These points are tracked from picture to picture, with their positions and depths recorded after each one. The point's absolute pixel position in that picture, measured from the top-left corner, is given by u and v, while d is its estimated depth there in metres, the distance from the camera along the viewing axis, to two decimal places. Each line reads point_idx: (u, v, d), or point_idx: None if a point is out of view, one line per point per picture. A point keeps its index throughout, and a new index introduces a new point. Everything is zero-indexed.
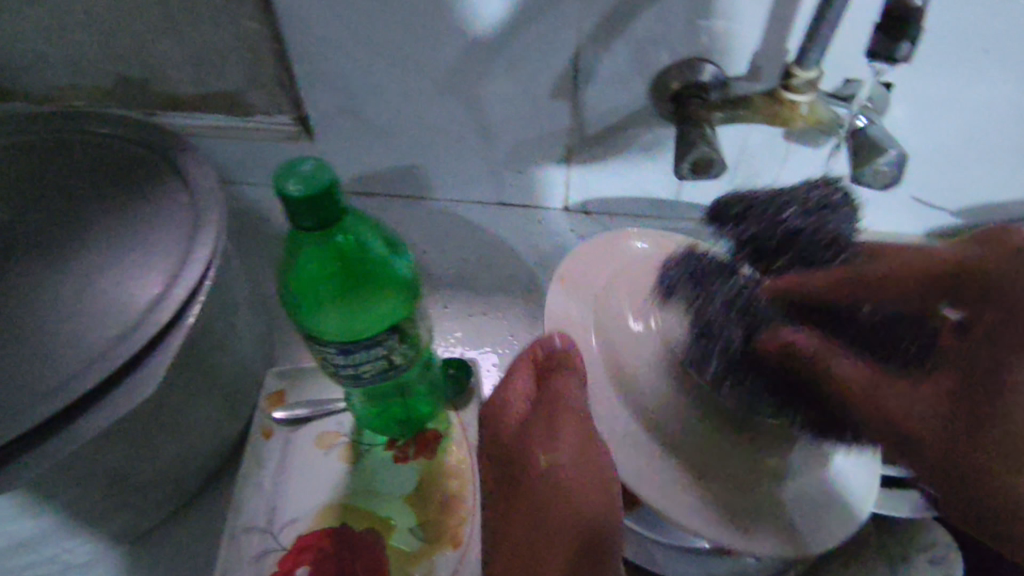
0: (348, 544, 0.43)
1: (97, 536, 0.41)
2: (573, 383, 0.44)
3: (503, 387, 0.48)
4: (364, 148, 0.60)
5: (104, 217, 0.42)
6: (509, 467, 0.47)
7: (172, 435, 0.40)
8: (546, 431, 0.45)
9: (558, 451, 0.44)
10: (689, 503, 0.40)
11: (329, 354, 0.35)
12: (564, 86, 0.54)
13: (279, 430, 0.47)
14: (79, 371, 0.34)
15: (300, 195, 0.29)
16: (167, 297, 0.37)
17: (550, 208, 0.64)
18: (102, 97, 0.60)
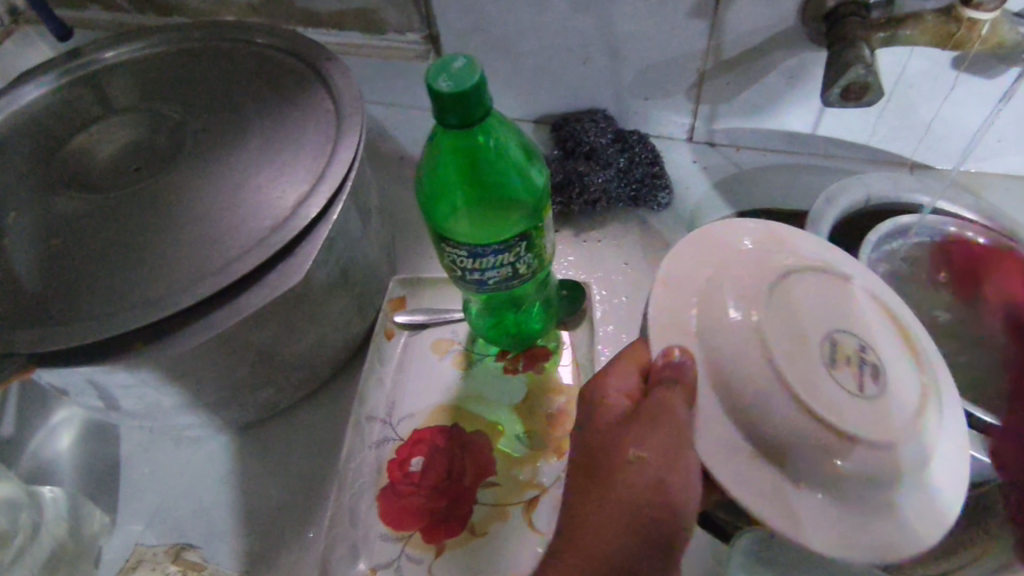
0: (458, 441, 0.45)
1: (244, 407, 0.46)
2: (677, 400, 0.33)
3: (596, 381, 0.38)
4: (490, 68, 0.60)
5: (258, 119, 0.45)
6: (587, 462, 0.36)
7: (310, 324, 0.43)
8: (643, 428, 0.34)
9: (644, 452, 0.33)
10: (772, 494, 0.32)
11: (459, 258, 0.37)
12: (704, 4, 0.50)
13: (400, 333, 0.50)
14: (239, 256, 0.38)
15: (450, 91, 0.30)
16: (315, 194, 0.39)
17: (674, 138, 0.62)
18: (250, 12, 0.64)
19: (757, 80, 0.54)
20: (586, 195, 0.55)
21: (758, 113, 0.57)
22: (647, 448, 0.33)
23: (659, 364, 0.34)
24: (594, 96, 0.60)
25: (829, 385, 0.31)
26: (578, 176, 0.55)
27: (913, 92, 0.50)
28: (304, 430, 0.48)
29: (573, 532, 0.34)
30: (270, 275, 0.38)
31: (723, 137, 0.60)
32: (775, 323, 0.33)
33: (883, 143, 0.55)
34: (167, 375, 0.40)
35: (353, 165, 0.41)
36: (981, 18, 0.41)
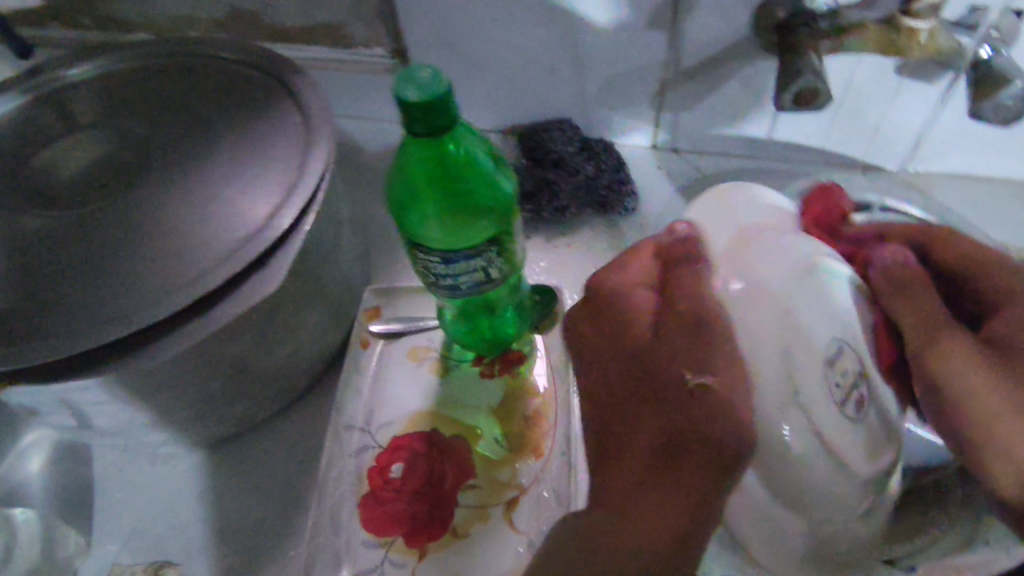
0: (437, 446, 0.46)
1: (219, 420, 0.46)
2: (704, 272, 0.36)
3: (617, 268, 0.38)
4: (457, 80, 0.62)
5: (228, 133, 0.46)
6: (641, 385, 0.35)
7: (285, 335, 0.44)
8: (689, 337, 0.34)
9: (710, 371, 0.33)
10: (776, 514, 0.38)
11: (432, 263, 0.38)
12: (661, 16, 0.53)
13: (375, 342, 0.51)
14: (212, 268, 0.38)
15: (417, 100, 0.31)
16: (287, 205, 0.40)
17: (638, 145, 0.64)
18: (216, 27, 0.64)
19: (714, 89, 0.57)
20: (554, 201, 0.57)
21: (717, 120, 0.59)
22: (708, 372, 0.33)
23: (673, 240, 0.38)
24: (559, 105, 0.62)
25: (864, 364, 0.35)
26: (545, 184, 0.57)
27: (860, 96, 0.53)
28: (281, 441, 0.49)
29: (620, 473, 0.33)
30: (245, 285, 0.38)
31: (685, 143, 0.63)
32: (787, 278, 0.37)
33: (834, 146, 0.58)
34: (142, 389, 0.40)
35: (325, 177, 0.42)
36: (919, 27, 0.44)
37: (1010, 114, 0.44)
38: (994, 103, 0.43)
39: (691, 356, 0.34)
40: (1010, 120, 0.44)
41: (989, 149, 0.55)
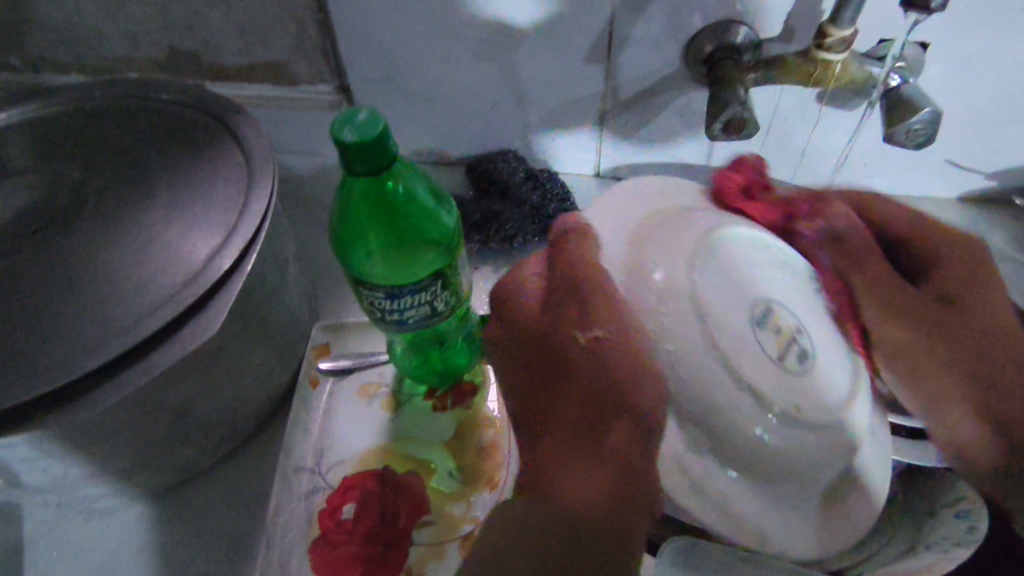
0: (391, 483, 0.45)
1: (161, 470, 0.44)
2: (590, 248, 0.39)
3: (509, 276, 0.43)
4: (402, 114, 0.62)
5: (165, 174, 0.45)
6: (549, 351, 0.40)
7: (229, 377, 0.43)
8: (574, 305, 0.38)
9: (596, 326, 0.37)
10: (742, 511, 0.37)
11: (377, 300, 0.38)
12: (597, 50, 0.55)
13: (324, 379, 0.50)
14: (150, 313, 0.37)
15: (354, 142, 0.31)
16: (228, 245, 0.39)
17: (582, 174, 0.66)
18: (155, 68, 0.64)
19: (651, 118, 0.59)
20: (503, 231, 0.57)
21: (656, 148, 0.62)
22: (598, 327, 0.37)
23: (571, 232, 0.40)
24: (504, 137, 0.63)
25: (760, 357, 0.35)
26: (493, 215, 0.58)
27: (786, 124, 0.56)
28: (229, 488, 0.47)
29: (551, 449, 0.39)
30: (184, 328, 0.37)
31: (627, 170, 0.65)
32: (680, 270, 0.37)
33: (766, 170, 0.61)
34: (77, 441, 0.38)
35: (266, 216, 0.41)
36: (833, 59, 0.46)
37: (922, 137, 0.47)
38: (905, 128, 0.46)
39: (575, 320, 0.38)
40: (922, 143, 0.47)
41: (907, 167, 0.59)
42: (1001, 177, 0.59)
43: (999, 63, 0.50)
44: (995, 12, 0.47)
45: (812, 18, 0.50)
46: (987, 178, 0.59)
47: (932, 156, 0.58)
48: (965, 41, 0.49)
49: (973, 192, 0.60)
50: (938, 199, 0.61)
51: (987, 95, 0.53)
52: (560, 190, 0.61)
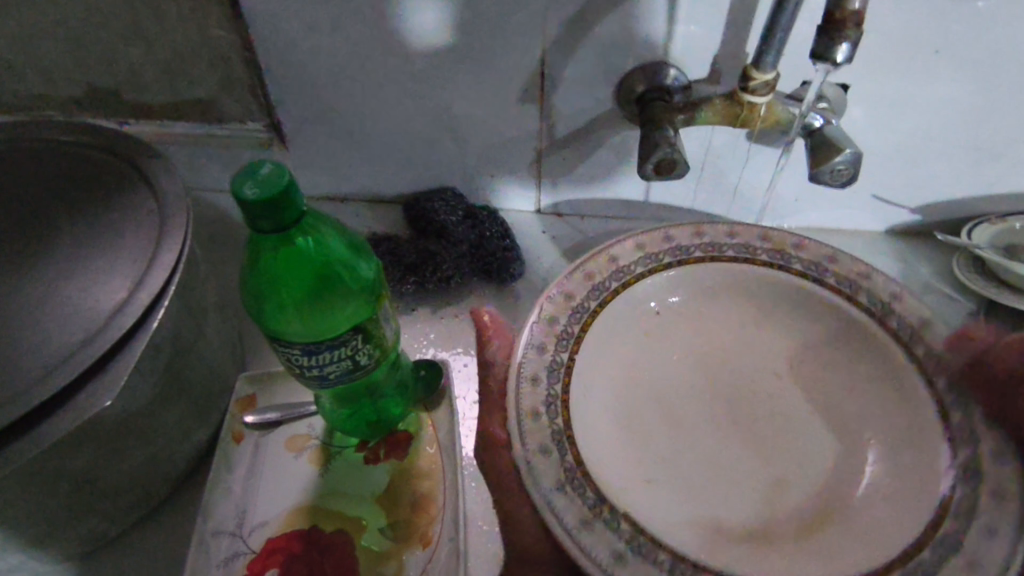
0: (318, 544, 0.43)
1: (64, 542, 0.41)
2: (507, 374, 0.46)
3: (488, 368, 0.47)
4: (335, 154, 0.61)
5: (70, 224, 0.42)
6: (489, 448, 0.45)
7: (140, 438, 0.40)
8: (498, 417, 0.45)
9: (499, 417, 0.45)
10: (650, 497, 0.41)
11: (294, 356, 0.36)
12: (530, 89, 0.55)
13: (249, 434, 0.48)
14: (44, 377, 0.34)
15: (255, 197, 0.30)
16: (132, 301, 0.37)
17: (521, 211, 0.65)
18: (74, 107, 0.61)
19: (587, 156, 0.59)
20: (440, 273, 0.56)
21: (593, 185, 0.62)
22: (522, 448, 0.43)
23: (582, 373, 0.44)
24: (441, 175, 0.63)
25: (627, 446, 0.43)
26: (429, 256, 0.57)
27: (719, 161, 0.57)
28: (143, 557, 0.44)
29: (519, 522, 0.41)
30: (79, 395, 0.35)
31: (566, 206, 0.64)
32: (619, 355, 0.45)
33: (702, 206, 0.61)
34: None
35: (177, 268, 0.39)
36: (758, 101, 0.47)
37: (845, 177, 0.47)
38: (828, 168, 0.47)
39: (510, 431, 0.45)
40: (845, 182, 0.48)
41: (837, 202, 0.60)
42: (924, 212, 0.61)
43: (915, 104, 0.52)
44: (909, 56, 0.49)
45: (737, 60, 0.51)
46: (912, 213, 0.61)
47: (859, 192, 0.59)
48: (882, 84, 0.51)
49: (901, 225, 0.62)
50: (868, 232, 0.63)
51: (907, 133, 0.54)
52: (494, 228, 0.60)
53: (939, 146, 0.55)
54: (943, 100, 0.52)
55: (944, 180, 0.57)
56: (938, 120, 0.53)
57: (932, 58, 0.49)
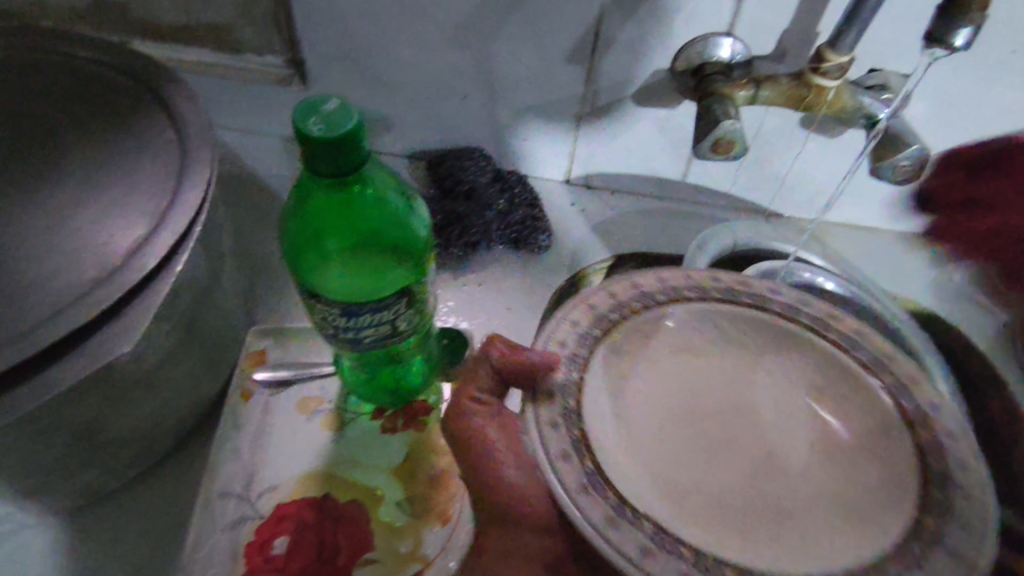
0: (330, 513, 0.40)
1: (57, 493, 0.38)
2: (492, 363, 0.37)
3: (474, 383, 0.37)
4: (362, 100, 0.57)
5: (78, 149, 0.38)
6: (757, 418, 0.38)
7: (149, 389, 0.37)
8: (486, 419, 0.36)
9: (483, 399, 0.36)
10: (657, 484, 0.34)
11: (332, 316, 0.33)
12: (582, 49, 0.51)
13: (260, 392, 0.45)
14: (53, 317, 0.31)
15: (319, 137, 0.27)
16: (154, 240, 0.33)
17: (551, 179, 0.62)
18: (73, 18, 0.55)
19: (631, 129, 0.56)
20: (467, 237, 0.54)
21: (632, 160, 0.59)
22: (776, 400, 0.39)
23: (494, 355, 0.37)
24: (471, 133, 0.59)
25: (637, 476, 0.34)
26: (457, 218, 0.54)
27: (767, 147, 0.54)
28: (138, 514, 0.41)
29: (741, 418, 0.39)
30: (94, 342, 0.31)
31: (598, 180, 0.61)
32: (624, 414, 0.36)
33: (741, 193, 0.59)
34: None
35: (202, 210, 0.36)
36: (827, 85, 0.45)
37: (907, 175, 0.46)
38: (892, 164, 0.46)
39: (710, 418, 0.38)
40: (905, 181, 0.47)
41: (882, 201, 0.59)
42: None
43: (982, 104, 0.50)
44: (984, 55, 0.47)
45: (807, 39, 0.48)
46: None
47: (905, 193, 0.58)
48: (952, 80, 0.49)
49: None
50: (905, 236, 0.61)
51: (966, 134, 0.52)
52: (525, 195, 0.57)
53: None
54: (1008, 105, 0.50)
55: None
56: (998, 125, 0.51)
57: (1008, 58, 0.47)
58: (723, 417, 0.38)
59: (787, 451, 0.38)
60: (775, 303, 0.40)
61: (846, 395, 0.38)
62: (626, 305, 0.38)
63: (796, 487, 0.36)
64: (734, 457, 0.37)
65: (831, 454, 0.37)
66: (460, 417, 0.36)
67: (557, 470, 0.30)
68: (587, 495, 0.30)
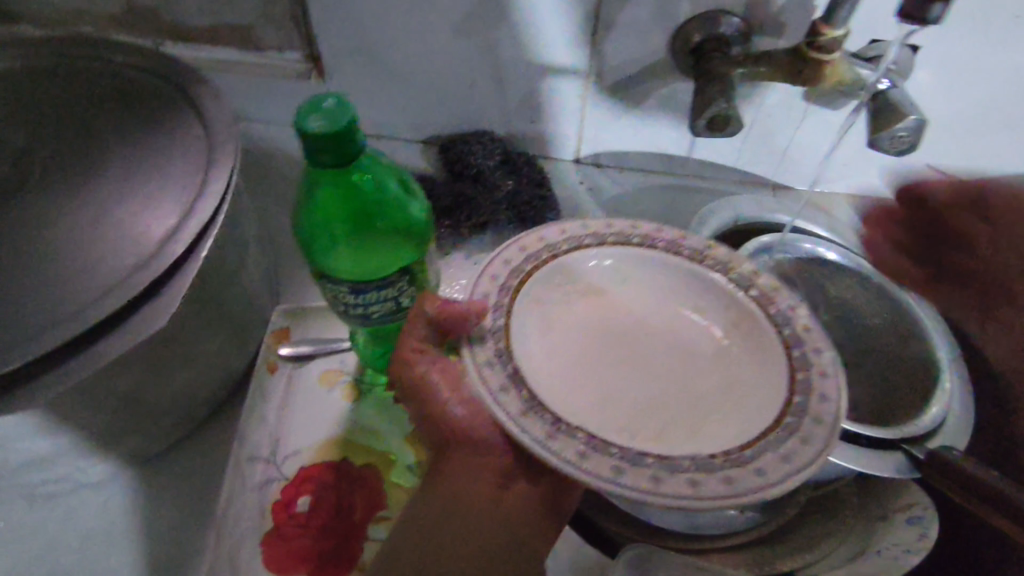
0: (348, 476, 0.44)
1: (108, 455, 0.43)
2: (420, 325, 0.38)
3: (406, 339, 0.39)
4: (376, 90, 0.60)
5: (114, 147, 0.42)
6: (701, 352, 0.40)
7: (183, 362, 0.41)
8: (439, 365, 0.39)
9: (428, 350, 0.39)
10: (594, 393, 0.37)
11: (342, 294, 0.36)
12: (583, 32, 0.52)
13: (284, 365, 0.49)
14: (94, 298, 0.35)
15: (322, 133, 0.30)
16: (180, 228, 0.37)
17: (561, 159, 0.64)
18: (111, 25, 0.60)
19: (637, 107, 0.57)
20: (475, 216, 0.56)
21: (637, 139, 0.60)
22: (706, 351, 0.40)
23: (432, 312, 0.38)
24: (482, 118, 0.61)
25: (582, 395, 0.37)
26: (466, 198, 0.57)
27: (770, 121, 0.55)
28: (179, 475, 0.46)
29: (668, 357, 0.40)
30: (130, 319, 0.35)
31: (607, 157, 0.63)
32: (562, 336, 0.40)
33: (748, 166, 0.60)
34: (33, 417, 0.37)
35: (222, 199, 0.39)
36: (821, 59, 0.45)
37: (905, 146, 0.45)
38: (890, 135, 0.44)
39: (633, 347, 0.40)
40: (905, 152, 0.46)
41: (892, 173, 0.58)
42: None
43: (992, 70, 0.49)
44: (990, 20, 0.46)
45: (805, 13, 0.48)
46: None
47: (916, 162, 0.57)
48: (959, 47, 0.48)
49: None
50: None
51: (977, 102, 0.52)
52: (535, 175, 0.59)
53: (1009, 119, 0.52)
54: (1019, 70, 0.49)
55: (1009, 154, 0.55)
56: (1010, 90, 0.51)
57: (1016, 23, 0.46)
58: (633, 341, 0.41)
59: (673, 368, 0.40)
60: (684, 249, 0.43)
61: (738, 326, 0.40)
62: (553, 248, 0.41)
63: (697, 401, 0.38)
64: (644, 371, 0.39)
65: (722, 352, 0.40)
66: (405, 367, 0.39)
67: (500, 400, 0.33)
68: (526, 418, 0.32)
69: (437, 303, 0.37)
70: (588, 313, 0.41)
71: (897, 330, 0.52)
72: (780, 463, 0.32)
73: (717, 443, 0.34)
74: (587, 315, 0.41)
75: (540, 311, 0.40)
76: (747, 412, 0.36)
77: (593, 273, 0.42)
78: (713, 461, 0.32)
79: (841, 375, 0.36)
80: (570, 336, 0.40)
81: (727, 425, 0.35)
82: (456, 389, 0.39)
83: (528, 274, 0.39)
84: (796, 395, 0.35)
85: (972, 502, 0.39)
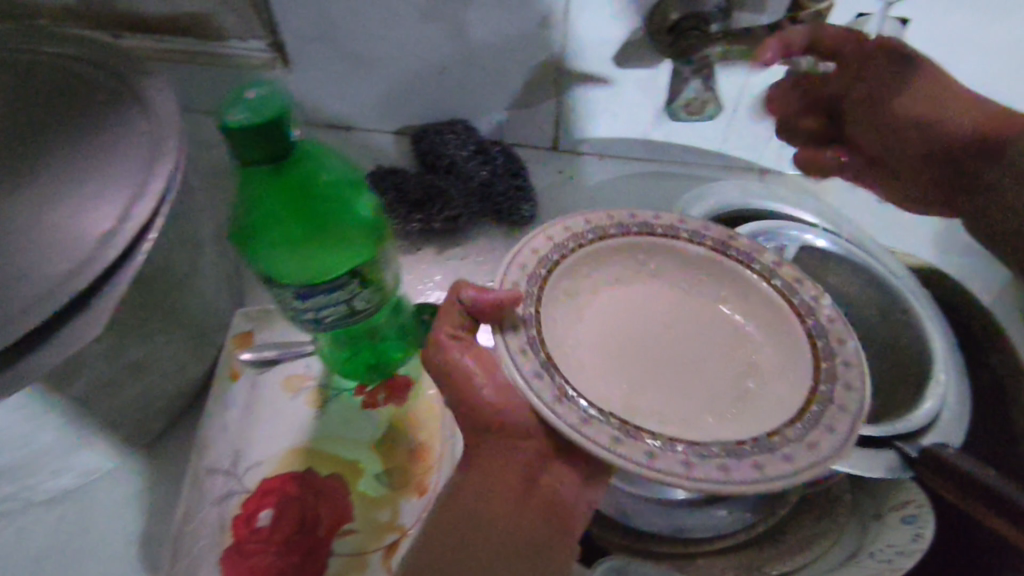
0: (312, 487, 0.42)
1: (59, 472, 0.41)
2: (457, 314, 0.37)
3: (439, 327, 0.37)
4: (344, 79, 0.57)
5: (53, 146, 0.40)
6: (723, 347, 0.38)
7: (132, 373, 0.39)
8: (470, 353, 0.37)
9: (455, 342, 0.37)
10: (623, 385, 0.36)
11: (289, 299, 0.34)
12: (556, 13, 0.49)
13: (246, 371, 0.46)
14: (21, 308, 0.32)
15: (247, 124, 0.27)
16: (118, 232, 0.35)
17: (539, 148, 0.61)
18: (63, 16, 0.57)
19: (616, 91, 0.54)
20: (448, 210, 0.53)
21: (617, 123, 0.57)
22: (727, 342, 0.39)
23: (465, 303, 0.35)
24: (456, 106, 0.58)
25: (610, 385, 0.36)
26: (439, 190, 0.53)
27: (755, 102, 0.52)
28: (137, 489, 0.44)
29: (693, 352, 0.38)
30: (61, 331, 0.33)
31: (586, 145, 0.60)
32: (591, 326, 0.38)
33: (732, 150, 0.57)
34: None
35: (164, 199, 0.36)
36: (806, 33, 0.42)
37: None
38: None
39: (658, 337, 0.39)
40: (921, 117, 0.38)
41: None
42: None
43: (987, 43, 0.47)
44: None
45: None
46: None
47: None
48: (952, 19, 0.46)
49: None
50: None
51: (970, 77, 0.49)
52: (510, 164, 0.56)
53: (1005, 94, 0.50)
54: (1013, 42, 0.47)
55: None
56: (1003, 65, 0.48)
57: None
58: (657, 333, 0.39)
59: (699, 359, 0.38)
60: (707, 237, 0.41)
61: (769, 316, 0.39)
62: (580, 238, 0.39)
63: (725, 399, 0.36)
64: (676, 368, 0.37)
65: (742, 341, 0.39)
66: (445, 358, 0.37)
67: (534, 387, 0.31)
68: (562, 402, 0.31)
69: (466, 294, 0.35)
70: (611, 301, 0.40)
71: (889, 319, 0.50)
72: (781, 462, 0.31)
73: (743, 431, 0.33)
74: (617, 309, 0.40)
75: (566, 298, 0.38)
76: (771, 398, 0.35)
77: (621, 256, 0.40)
78: (742, 447, 0.31)
79: (865, 364, 0.35)
80: (598, 327, 0.39)
81: (755, 421, 0.34)
82: (486, 374, 0.37)
83: (559, 264, 0.37)
84: (820, 386, 0.34)
85: (956, 495, 0.38)
